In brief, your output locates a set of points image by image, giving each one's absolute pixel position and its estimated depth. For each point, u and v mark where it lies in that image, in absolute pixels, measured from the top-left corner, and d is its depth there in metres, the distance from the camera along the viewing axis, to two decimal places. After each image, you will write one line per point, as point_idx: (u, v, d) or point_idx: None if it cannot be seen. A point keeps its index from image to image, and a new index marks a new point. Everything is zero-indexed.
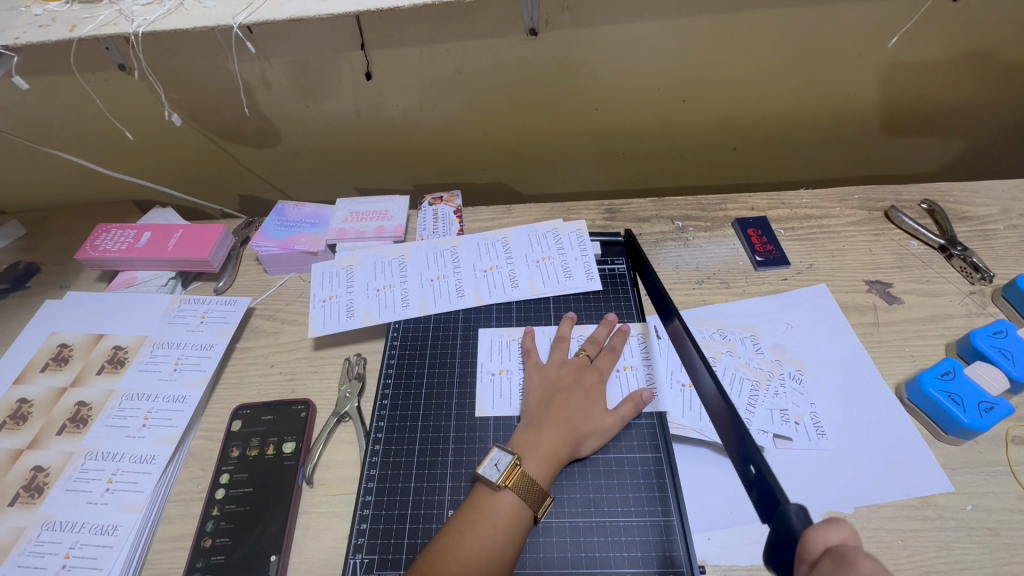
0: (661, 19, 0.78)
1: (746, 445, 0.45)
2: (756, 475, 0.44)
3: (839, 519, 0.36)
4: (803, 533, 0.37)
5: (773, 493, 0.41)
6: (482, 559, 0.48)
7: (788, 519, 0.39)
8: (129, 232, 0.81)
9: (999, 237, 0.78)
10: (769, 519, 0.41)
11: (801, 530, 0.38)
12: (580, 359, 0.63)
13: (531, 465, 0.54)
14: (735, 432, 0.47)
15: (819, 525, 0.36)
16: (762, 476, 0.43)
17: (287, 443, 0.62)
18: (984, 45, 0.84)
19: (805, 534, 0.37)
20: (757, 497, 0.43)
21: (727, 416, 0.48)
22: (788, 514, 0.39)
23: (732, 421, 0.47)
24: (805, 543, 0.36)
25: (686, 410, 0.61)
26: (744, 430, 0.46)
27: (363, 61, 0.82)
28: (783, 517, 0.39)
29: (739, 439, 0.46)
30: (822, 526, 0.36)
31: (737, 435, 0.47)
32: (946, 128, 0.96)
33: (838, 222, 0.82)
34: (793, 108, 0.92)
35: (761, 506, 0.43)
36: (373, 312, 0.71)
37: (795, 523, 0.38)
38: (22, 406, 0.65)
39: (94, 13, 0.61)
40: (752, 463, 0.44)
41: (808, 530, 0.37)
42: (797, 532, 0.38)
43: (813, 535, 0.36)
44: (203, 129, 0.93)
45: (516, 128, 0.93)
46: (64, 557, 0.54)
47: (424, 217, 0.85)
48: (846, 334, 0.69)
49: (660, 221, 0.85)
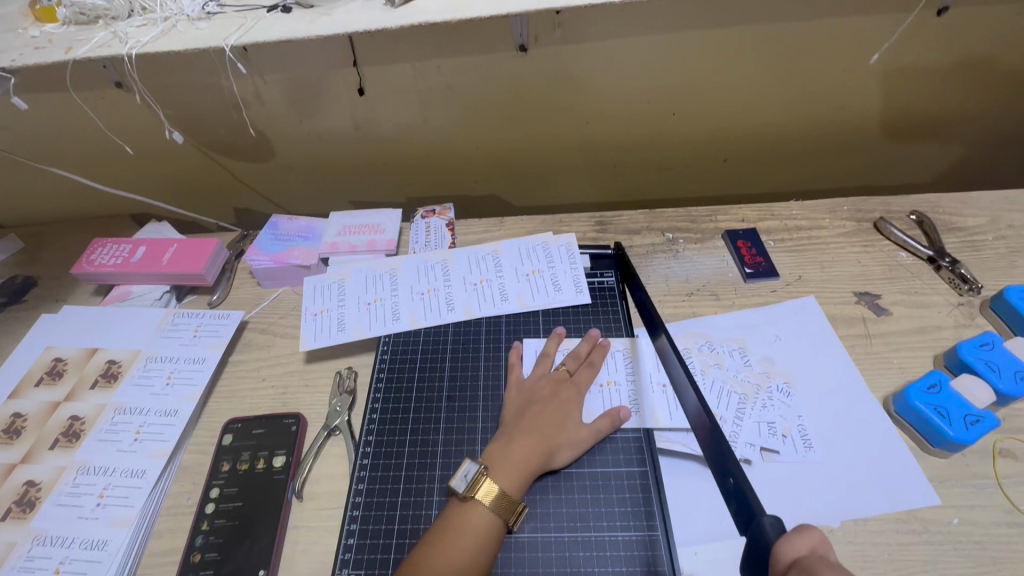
0: (649, 35, 0.79)
1: (724, 458, 0.46)
2: (734, 487, 0.44)
3: (811, 527, 0.37)
4: (776, 542, 0.37)
5: (748, 504, 0.42)
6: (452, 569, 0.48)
7: (762, 530, 0.39)
8: (125, 246, 0.82)
9: (988, 248, 0.78)
10: (745, 530, 0.41)
11: (774, 540, 0.38)
12: (560, 372, 0.64)
13: (500, 475, 0.54)
14: (716, 447, 0.47)
15: (789, 535, 0.36)
16: (739, 488, 0.43)
17: (278, 457, 0.62)
18: (971, 57, 0.84)
19: (775, 545, 0.37)
20: (733, 508, 0.43)
21: (710, 430, 0.48)
22: (762, 525, 0.39)
23: (711, 432, 0.48)
24: (776, 555, 0.36)
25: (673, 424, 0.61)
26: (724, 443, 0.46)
27: (355, 78, 0.83)
28: (757, 530, 0.39)
29: (718, 452, 0.47)
30: (790, 535, 0.36)
31: (715, 445, 0.47)
32: (936, 137, 0.96)
33: (828, 234, 0.83)
34: (783, 121, 0.93)
35: (737, 517, 0.42)
36: (363, 325, 0.72)
37: (768, 533, 0.38)
38: (17, 421, 0.65)
39: (90, 35, 0.62)
40: (731, 476, 0.44)
41: (779, 541, 0.37)
42: (769, 543, 0.38)
43: (784, 546, 0.36)
44: (199, 144, 0.94)
45: (508, 141, 0.94)
46: (54, 572, 0.54)
47: (416, 231, 0.86)
48: (834, 346, 0.69)
49: (650, 233, 0.85)
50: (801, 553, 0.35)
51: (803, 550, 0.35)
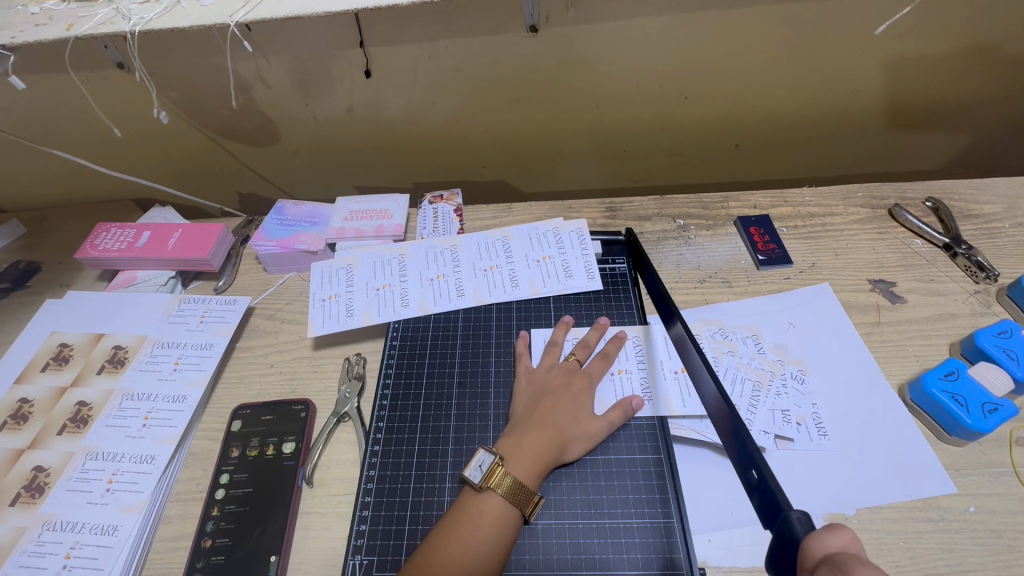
0: (662, 15, 0.77)
1: (746, 448, 0.45)
2: (758, 479, 0.43)
3: (840, 525, 0.36)
4: (805, 539, 0.36)
5: (774, 498, 0.41)
6: (466, 560, 0.48)
7: (790, 527, 0.38)
8: (129, 231, 0.81)
9: (1005, 235, 0.77)
10: (771, 526, 0.41)
11: (803, 537, 0.37)
12: (569, 363, 0.63)
13: (515, 466, 0.53)
14: (738, 438, 0.46)
15: (820, 532, 0.36)
16: (764, 480, 0.42)
17: (287, 443, 0.62)
18: (991, 41, 0.83)
19: (805, 541, 0.36)
20: (759, 501, 0.43)
21: (729, 420, 0.48)
22: (791, 522, 0.38)
23: (732, 422, 0.47)
24: (806, 552, 0.36)
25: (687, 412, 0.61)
26: (745, 434, 0.46)
27: (362, 59, 0.81)
28: (786, 525, 0.39)
29: (740, 443, 0.46)
30: (821, 533, 0.35)
31: (736, 435, 0.46)
32: (951, 124, 0.95)
33: (842, 220, 0.82)
34: (796, 105, 0.92)
35: (763, 512, 0.42)
36: (372, 311, 0.71)
37: (798, 530, 0.38)
38: (23, 406, 0.65)
39: (91, 11, 0.61)
40: (754, 469, 0.44)
41: (809, 537, 0.36)
42: (799, 539, 0.37)
43: (813, 541, 0.36)
44: (203, 127, 0.93)
45: (516, 125, 0.92)
46: (65, 558, 0.54)
47: (424, 216, 0.85)
48: (849, 333, 0.68)
49: (661, 219, 0.84)
50: (831, 550, 0.34)
51: (833, 548, 0.34)
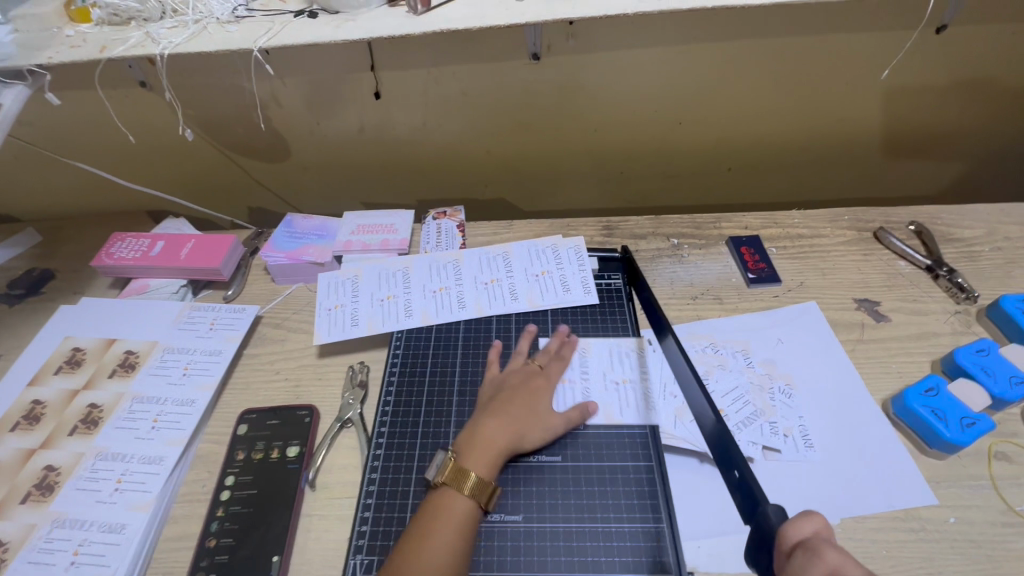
0: (657, 47, 0.81)
1: (730, 451, 0.48)
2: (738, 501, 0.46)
3: (813, 514, 0.41)
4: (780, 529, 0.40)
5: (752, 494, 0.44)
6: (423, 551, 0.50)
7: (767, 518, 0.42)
8: (143, 241, 0.84)
9: (985, 258, 0.80)
10: (750, 519, 0.44)
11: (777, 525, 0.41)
12: (530, 365, 0.66)
13: (469, 459, 0.55)
14: (721, 438, 0.49)
15: (795, 519, 0.40)
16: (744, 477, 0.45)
17: (291, 447, 0.64)
18: (970, 75, 0.87)
19: (782, 527, 0.41)
20: (740, 500, 0.46)
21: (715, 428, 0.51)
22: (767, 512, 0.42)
23: (718, 431, 0.50)
24: (784, 534, 0.40)
25: (677, 419, 0.63)
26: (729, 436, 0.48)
27: (372, 82, 0.86)
28: (763, 518, 0.42)
29: (723, 446, 0.49)
30: (795, 519, 0.40)
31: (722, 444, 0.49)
32: (934, 152, 0.99)
33: (829, 242, 0.85)
34: (786, 132, 0.96)
35: (743, 507, 0.45)
36: (377, 321, 0.74)
37: (772, 520, 0.41)
38: (36, 407, 0.67)
39: (123, 35, 0.64)
40: (736, 469, 0.47)
41: (785, 525, 0.41)
42: (774, 528, 0.41)
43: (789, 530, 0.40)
44: (217, 144, 0.96)
45: (518, 146, 0.96)
46: (73, 554, 0.56)
47: (428, 232, 0.88)
48: (835, 350, 0.71)
49: (656, 238, 0.87)
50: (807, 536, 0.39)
51: (807, 533, 0.39)
